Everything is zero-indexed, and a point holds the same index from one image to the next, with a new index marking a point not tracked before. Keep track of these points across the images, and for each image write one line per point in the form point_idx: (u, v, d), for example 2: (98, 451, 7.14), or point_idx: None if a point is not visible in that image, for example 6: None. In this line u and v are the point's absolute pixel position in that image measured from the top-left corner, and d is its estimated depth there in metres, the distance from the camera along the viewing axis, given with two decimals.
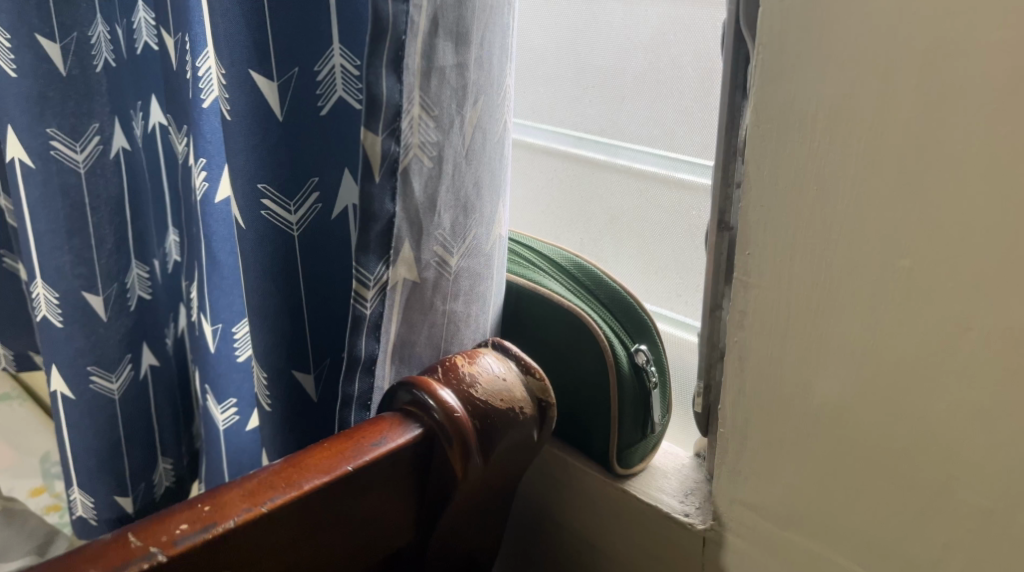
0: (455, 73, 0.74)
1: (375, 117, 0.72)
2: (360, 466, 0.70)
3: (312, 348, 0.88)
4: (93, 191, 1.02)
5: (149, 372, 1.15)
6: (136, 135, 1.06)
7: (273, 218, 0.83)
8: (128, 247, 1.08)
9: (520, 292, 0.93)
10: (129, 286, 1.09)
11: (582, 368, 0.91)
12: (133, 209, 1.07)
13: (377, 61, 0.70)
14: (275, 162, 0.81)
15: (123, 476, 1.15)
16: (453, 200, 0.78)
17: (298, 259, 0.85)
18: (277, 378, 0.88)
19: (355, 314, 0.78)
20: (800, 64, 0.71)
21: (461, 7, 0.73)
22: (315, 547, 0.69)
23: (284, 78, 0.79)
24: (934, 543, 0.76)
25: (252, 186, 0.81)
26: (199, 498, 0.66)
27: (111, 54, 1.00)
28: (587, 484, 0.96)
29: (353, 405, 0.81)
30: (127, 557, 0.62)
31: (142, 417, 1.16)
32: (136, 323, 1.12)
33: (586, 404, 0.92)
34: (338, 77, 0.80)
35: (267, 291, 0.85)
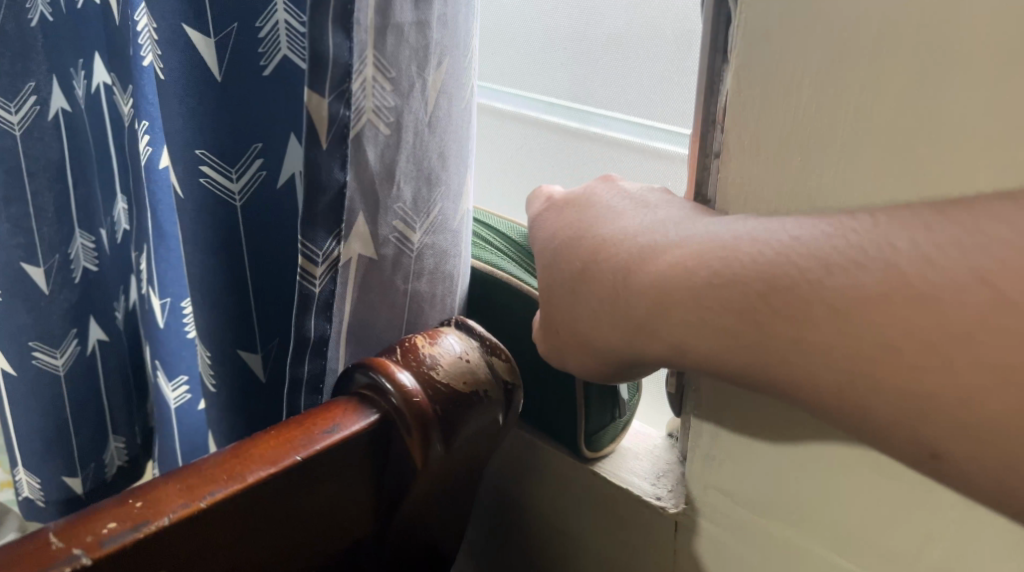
0: (414, 32, 0.69)
1: (321, 77, 0.66)
2: (309, 456, 0.65)
3: (258, 326, 0.83)
4: (31, 155, 0.96)
5: (98, 347, 1.09)
6: (77, 96, 0.99)
7: (214, 187, 0.77)
8: (71, 215, 1.02)
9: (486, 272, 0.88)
10: (73, 256, 1.03)
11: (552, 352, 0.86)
12: (76, 175, 1.01)
13: (322, 16, 0.65)
14: (217, 126, 0.75)
15: (72, 455, 1.10)
16: (414, 171, 0.74)
17: (243, 234, 0.80)
18: (223, 358, 0.84)
19: (303, 293, 0.73)
20: (786, 25, 0.66)
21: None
22: (259, 545, 0.65)
23: (223, 35, 0.73)
24: (916, 534, 0.72)
25: (190, 152, 0.75)
26: (131, 493, 0.61)
27: (48, 8, 0.93)
28: (555, 467, 0.92)
29: (303, 389, 0.77)
30: (48, 560, 0.57)
31: (91, 394, 1.10)
32: (83, 296, 1.06)
33: (552, 390, 0.87)
34: (282, 35, 0.73)
35: (209, 268, 0.80)
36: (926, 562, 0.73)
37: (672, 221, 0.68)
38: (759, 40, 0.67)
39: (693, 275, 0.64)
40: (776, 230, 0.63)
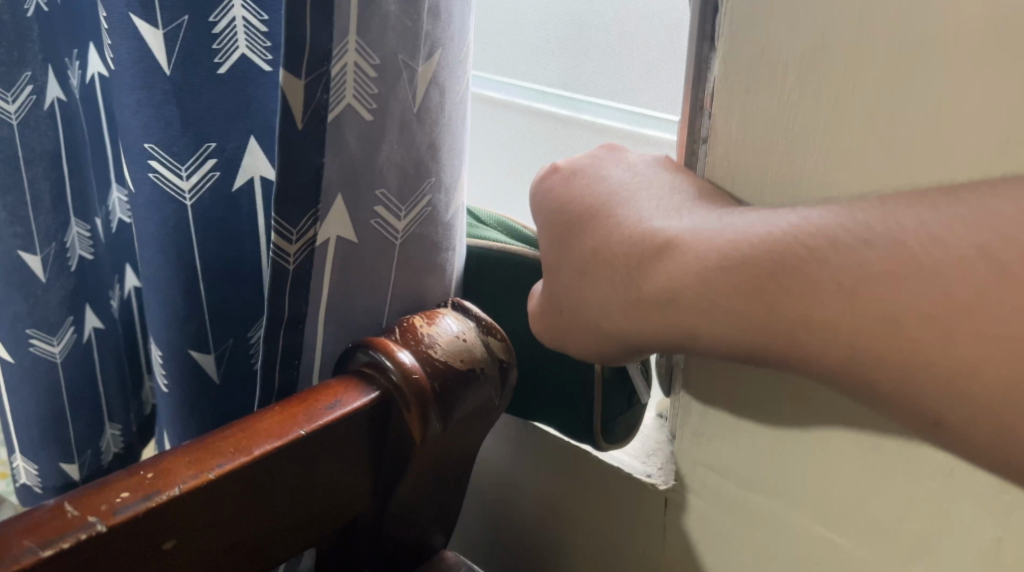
0: (396, 17, 0.72)
1: (302, 61, 0.68)
2: (314, 430, 0.67)
3: (210, 327, 0.86)
4: (27, 144, 0.97)
5: (94, 335, 1.10)
6: (73, 86, 1.00)
7: (161, 182, 0.79)
8: (68, 204, 1.03)
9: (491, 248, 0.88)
10: (69, 245, 1.04)
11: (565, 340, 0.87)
12: (71, 165, 1.02)
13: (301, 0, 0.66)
14: (171, 121, 0.77)
15: (69, 441, 1.11)
16: (399, 158, 0.76)
17: (192, 232, 0.81)
18: (177, 354, 0.86)
19: (278, 269, 0.75)
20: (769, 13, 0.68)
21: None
22: (263, 515, 0.67)
23: (172, 27, 0.74)
24: (897, 504, 0.75)
25: (141, 145, 0.77)
26: (142, 465, 0.63)
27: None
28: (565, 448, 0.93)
29: (277, 366, 0.79)
30: (63, 528, 0.59)
31: (87, 381, 1.11)
32: (79, 284, 1.07)
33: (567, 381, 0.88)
34: (240, 33, 0.75)
35: (166, 262, 0.82)
36: (907, 532, 0.75)
37: (684, 210, 0.70)
38: (742, 27, 0.70)
39: (713, 262, 0.65)
40: (785, 215, 0.65)
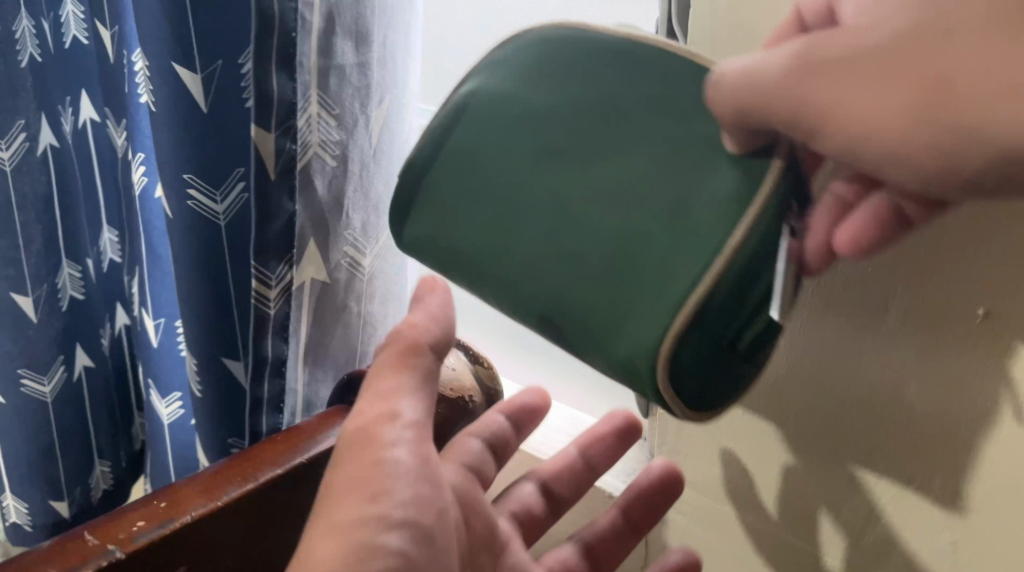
0: (356, 72, 0.78)
1: (267, 113, 0.74)
2: (311, 459, 0.76)
3: (242, 338, 0.83)
4: (20, 189, 1.00)
5: (84, 373, 1.13)
6: (65, 132, 1.05)
7: (199, 209, 0.78)
8: (58, 248, 1.06)
9: (547, 61, 0.74)
10: (60, 285, 1.07)
11: (706, 179, 0.69)
12: (63, 209, 1.06)
13: (266, 57, 0.72)
14: (200, 150, 0.77)
15: (59, 479, 1.13)
16: (362, 201, 0.84)
17: (224, 250, 0.81)
18: (209, 367, 0.85)
19: (259, 313, 0.81)
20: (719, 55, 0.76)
21: (359, 9, 0.76)
22: (265, 531, 0.77)
23: (208, 69, 0.75)
24: (858, 509, 0.84)
25: (178, 175, 0.77)
26: (154, 495, 0.73)
27: (36, 49, 0.99)
28: (604, 336, 0.70)
29: (263, 408, 0.84)
30: (84, 556, 0.68)
31: (77, 419, 1.14)
32: (69, 324, 1.10)
33: (678, 233, 0.68)
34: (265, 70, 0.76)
35: (194, 284, 0.81)
36: (866, 534, 0.85)
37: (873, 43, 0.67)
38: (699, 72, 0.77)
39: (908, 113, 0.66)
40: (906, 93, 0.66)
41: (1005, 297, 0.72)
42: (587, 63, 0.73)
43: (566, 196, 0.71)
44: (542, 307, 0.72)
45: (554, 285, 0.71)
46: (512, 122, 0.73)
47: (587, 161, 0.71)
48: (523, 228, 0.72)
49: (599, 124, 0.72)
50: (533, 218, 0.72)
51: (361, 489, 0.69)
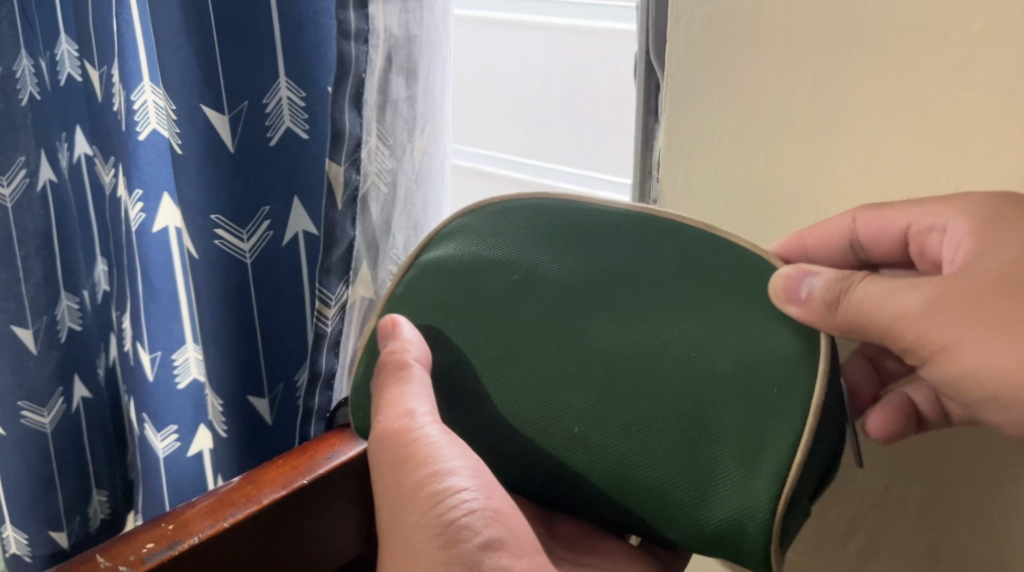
0: (405, 105, 0.80)
1: (338, 148, 0.75)
2: (314, 479, 0.77)
3: (263, 368, 0.91)
4: (20, 224, 1.02)
5: (82, 405, 1.15)
6: (62, 166, 1.06)
7: (227, 247, 0.86)
8: (58, 280, 1.08)
9: (539, 228, 0.75)
10: (59, 317, 1.09)
11: (775, 343, 0.70)
12: (61, 242, 1.07)
13: (340, 95, 0.74)
14: (228, 193, 0.84)
15: (58, 509, 1.14)
16: (405, 222, 0.85)
17: (247, 283, 0.88)
18: (232, 403, 0.91)
19: (316, 332, 0.81)
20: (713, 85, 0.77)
21: (410, 44, 0.78)
22: (276, 557, 0.77)
23: (234, 112, 0.82)
24: (844, 516, 0.86)
25: (205, 217, 0.84)
26: (163, 518, 0.74)
27: (35, 87, 1.01)
28: (690, 513, 0.69)
29: (312, 418, 0.84)
30: None
31: (77, 449, 1.15)
32: (67, 355, 1.11)
33: (752, 403, 0.69)
34: (286, 109, 0.82)
35: (218, 315, 0.88)
36: (852, 542, 0.86)
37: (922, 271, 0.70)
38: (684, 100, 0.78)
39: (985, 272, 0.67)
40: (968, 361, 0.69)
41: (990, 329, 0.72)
42: (588, 232, 0.75)
43: (611, 366, 0.71)
44: (609, 481, 0.70)
45: (620, 455, 0.70)
46: (514, 293, 0.74)
47: (619, 324, 0.72)
48: (569, 403, 0.71)
49: (633, 303, 0.72)
50: (579, 390, 0.71)
51: (423, 478, 0.70)
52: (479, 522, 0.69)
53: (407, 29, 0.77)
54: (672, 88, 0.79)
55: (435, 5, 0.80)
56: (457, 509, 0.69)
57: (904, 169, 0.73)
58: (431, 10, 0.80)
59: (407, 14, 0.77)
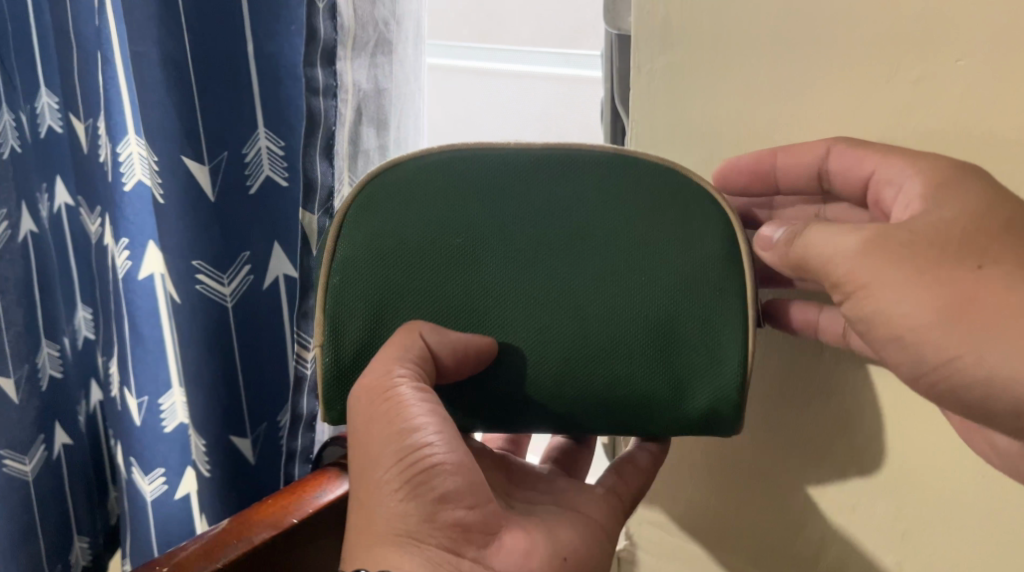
0: (377, 154, 0.79)
1: (310, 198, 0.75)
2: (305, 518, 0.79)
3: (247, 412, 0.94)
4: (1, 273, 1.03)
5: (63, 451, 1.16)
6: (41, 216, 1.08)
7: (208, 292, 0.87)
8: (39, 329, 1.09)
9: (461, 179, 0.74)
10: (40, 365, 1.10)
11: (704, 241, 0.73)
12: (43, 292, 1.09)
13: (311, 147, 0.74)
14: (209, 239, 0.86)
15: (40, 558, 1.14)
16: None
17: (230, 327, 0.90)
18: (216, 445, 0.93)
19: (296, 375, 0.81)
20: (669, 138, 0.77)
21: (381, 97, 0.77)
22: None
23: (215, 161, 0.84)
24: (812, 543, 0.82)
25: (186, 263, 0.86)
26: (158, 562, 0.75)
27: (16, 141, 1.03)
28: (672, 413, 0.74)
29: (297, 460, 0.85)
30: None
31: (58, 495, 1.16)
32: (48, 403, 1.12)
33: (700, 298, 0.73)
34: (265, 158, 0.85)
35: (203, 361, 0.89)
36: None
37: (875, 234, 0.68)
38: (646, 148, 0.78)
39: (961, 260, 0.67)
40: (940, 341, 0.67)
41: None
42: (512, 173, 0.74)
43: (577, 300, 0.73)
44: (600, 401, 0.74)
45: (600, 378, 0.74)
46: (459, 246, 0.73)
47: (573, 260, 0.73)
48: (542, 344, 0.74)
49: (574, 236, 0.73)
50: (547, 325, 0.73)
51: (394, 435, 0.72)
52: (441, 475, 0.71)
53: (377, 84, 0.76)
54: (637, 135, 0.78)
55: (408, 60, 0.79)
56: (425, 462, 0.71)
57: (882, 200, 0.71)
58: (402, 66, 0.78)
59: (376, 68, 0.76)
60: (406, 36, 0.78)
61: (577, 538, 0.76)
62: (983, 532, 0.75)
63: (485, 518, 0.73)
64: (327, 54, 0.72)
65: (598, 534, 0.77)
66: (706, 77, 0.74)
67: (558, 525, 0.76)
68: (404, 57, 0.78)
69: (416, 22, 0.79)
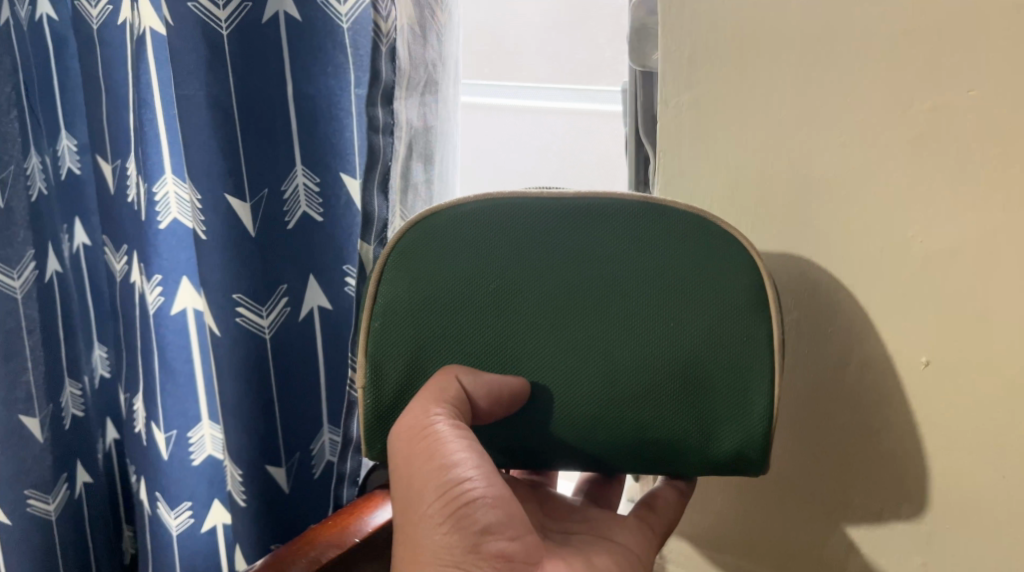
0: (424, 188, 0.87)
1: (367, 230, 0.83)
2: (365, 537, 0.81)
3: (282, 443, 0.96)
4: (28, 314, 1.05)
5: (84, 489, 1.17)
6: (64, 255, 1.10)
7: (247, 324, 0.91)
8: (61, 368, 1.11)
9: (489, 231, 0.75)
10: (63, 405, 1.12)
11: (731, 288, 0.74)
12: (66, 333, 1.11)
13: (369, 183, 0.82)
14: (248, 273, 0.90)
15: None
16: None
17: (267, 358, 0.93)
18: (252, 474, 0.95)
19: (348, 399, 0.87)
20: (690, 168, 0.81)
21: (427, 134, 0.86)
22: None
23: (256, 198, 0.88)
24: (836, 554, 0.84)
25: (228, 296, 0.89)
26: None
27: (43, 183, 1.06)
28: (700, 456, 0.75)
29: (345, 482, 0.91)
30: None
31: (79, 534, 1.17)
32: (70, 442, 1.14)
33: (727, 344, 0.74)
34: (303, 194, 0.89)
35: (241, 391, 0.92)
36: None
37: None
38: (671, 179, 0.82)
39: None
40: None
41: (950, 353, 0.76)
42: (540, 226, 0.75)
43: (606, 347, 0.75)
44: (631, 443, 0.75)
45: (631, 422, 0.75)
46: (489, 297, 0.75)
47: (600, 307, 0.75)
48: (574, 390, 0.75)
49: (599, 287, 0.75)
50: (576, 373, 0.75)
51: (433, 471, 0.74)
52: (483, 507, 0.73)
53: (425, 121, 0.85)
54: (665, 167, 0.82)
55: (448, 99, 0.88)
56: (466, 496, 0.73)
57: (897, 216, 0.75)
58: (445, 104, 0.88)
59: (425, 106, 0.84)
60: (448, 78, 0.88)
61: (611, 565, 0.79)
62: (1004, 531, 0.77)
63: (525, 546, 0.75)
64: (386, 96, 0.80)
65: (632, 561, 0.80)
66: (721, 113, 0.79)
67: (593, 555, 0.79)
68: (446, 95, 0.87)
69: (454, 62, 0.89)
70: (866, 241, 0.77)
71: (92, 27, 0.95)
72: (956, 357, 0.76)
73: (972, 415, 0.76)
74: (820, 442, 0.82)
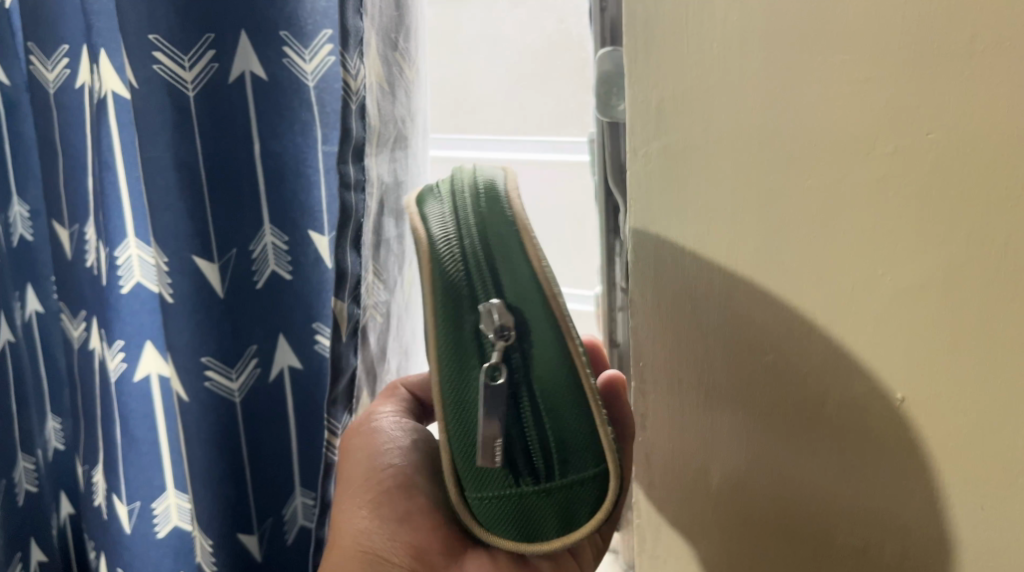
0: (396, 244, 0.88)
1: (340, 287, 0.83)
2: None
3: (253, 509, 0.93)
4: None
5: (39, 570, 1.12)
6: (16, 323, 1.06)
7: (217, 387, 0.89)
8: (15, 442, 1.07)
9: None
10: (17, 480, 1.07)
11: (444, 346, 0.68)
12: (20, 407, 1.07)
13: (342, 242, 0.82)
14: (216, 337, 0.88)
15: None
16: (398, 349, 0.92)
17: (240, 422, 0.91)
18: (223, 543, 0.92)
19: (326, 462, 0.87)
20: None
21: (398, 190, 0.87)
22: None
23: (223, 260, 0.87)
24: None
25: (196, 360, 0.87)
26: None
27: None
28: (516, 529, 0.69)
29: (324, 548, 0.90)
30: None
31: None
32: (22, 521, 1.09)
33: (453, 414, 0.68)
34: (271, 252, 0.88)
35: (212, 455, 0.90)
36: None
37: None
38: (653, 219, 0.77)
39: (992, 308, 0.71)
40: None
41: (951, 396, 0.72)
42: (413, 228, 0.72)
43: None
44: None
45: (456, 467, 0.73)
46: None
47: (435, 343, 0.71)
48: None
49: None
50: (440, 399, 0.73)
51: (368, 457, 0.82)
52: (401, 496, 0.80)
53: (396, 176, 0.86)
54: (636, 211, 0.77)
55: (416, 153, 0.89)
56: (390, 484, 0.81)
57: None
58: (414, 157, 0.89)
59: (396, 162, 0.85)
60: (416, 133, 0.89)
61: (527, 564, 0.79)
62: None
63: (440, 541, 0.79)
64: (357, 152, 0.80)
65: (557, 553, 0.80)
66: (689, 163, 0.76)
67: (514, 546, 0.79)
68: (414, 150, 0.88)
69: (423, 119, 0.90)
70: (842, 286, 0.73)
71: (48, 92, 0.93)
72: (943, 407, 0.73)
73: (965, 465, 0.73)
74: (819, 460, 0.77)
